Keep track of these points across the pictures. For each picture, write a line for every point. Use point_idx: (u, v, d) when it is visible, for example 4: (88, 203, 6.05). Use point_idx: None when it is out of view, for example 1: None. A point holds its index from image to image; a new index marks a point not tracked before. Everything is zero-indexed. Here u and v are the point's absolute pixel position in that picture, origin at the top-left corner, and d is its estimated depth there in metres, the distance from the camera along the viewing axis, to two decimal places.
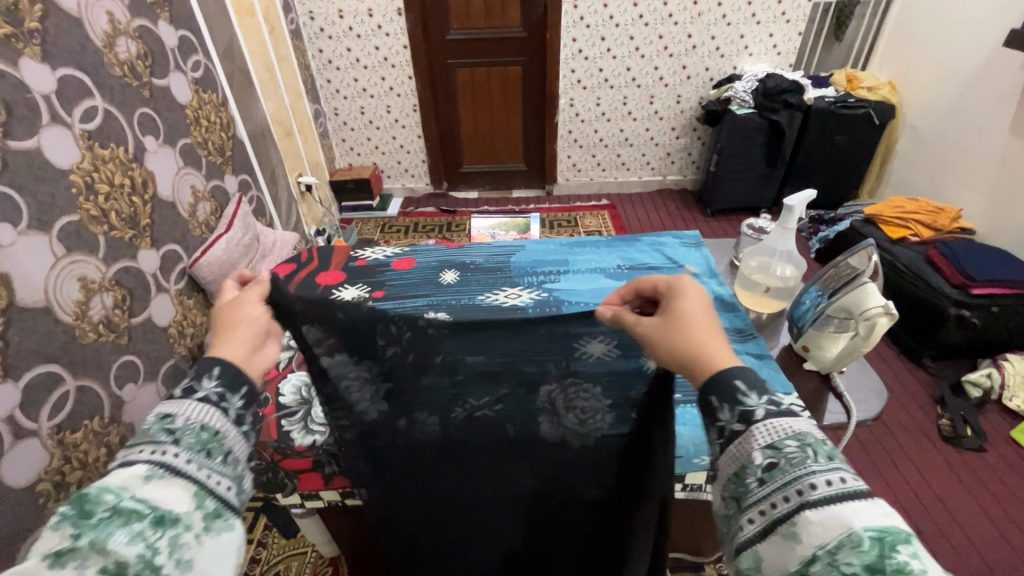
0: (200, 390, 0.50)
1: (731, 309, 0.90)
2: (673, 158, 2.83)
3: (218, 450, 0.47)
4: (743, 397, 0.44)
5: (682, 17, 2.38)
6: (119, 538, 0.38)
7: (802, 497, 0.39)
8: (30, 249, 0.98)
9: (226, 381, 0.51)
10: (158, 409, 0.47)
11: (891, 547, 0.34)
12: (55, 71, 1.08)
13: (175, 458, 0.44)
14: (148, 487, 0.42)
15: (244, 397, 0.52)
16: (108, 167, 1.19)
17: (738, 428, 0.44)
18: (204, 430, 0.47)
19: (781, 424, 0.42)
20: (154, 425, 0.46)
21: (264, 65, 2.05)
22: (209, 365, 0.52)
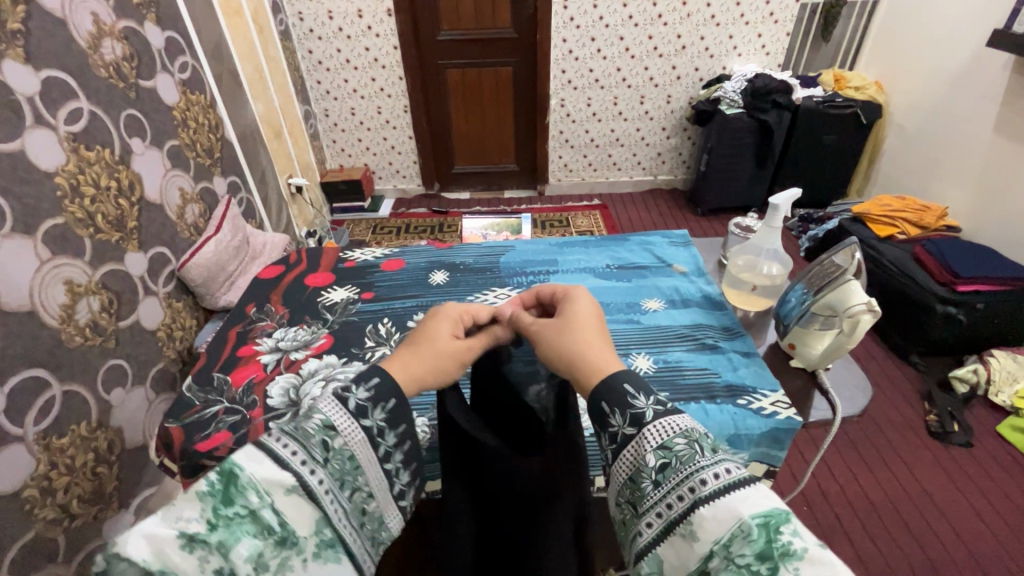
0: (367, 415, 0.45)
1: (719, 308, 0.91)
2: (664, 158, 2.84)
3: (349, 483, 0.43)
4: (632, 400, 0.44)
5: (672, 17, 2.39)
6: (242, 551, 0.34)
7: (695, 493, 0.38)
8: (14, 252, 0.97)
9: (392, 415, 0.46)
10: (326, 410, 0.43)
11: (775, 529, 0.33)
12: (39, 72, 1.07)
13: (314, 477, 0.40)
14: (286, 499, 0.38)
15: (401, 435, 0.47)
16: (94, 169, 1.18)
17: (631, 431, 0.43)
18: (350, 460, 0.43)
19: (670, 424, 0.42)
20: (317, 428, 0.42)
21: (252, 66, 2.04)
22: (369, 373, 0.47)
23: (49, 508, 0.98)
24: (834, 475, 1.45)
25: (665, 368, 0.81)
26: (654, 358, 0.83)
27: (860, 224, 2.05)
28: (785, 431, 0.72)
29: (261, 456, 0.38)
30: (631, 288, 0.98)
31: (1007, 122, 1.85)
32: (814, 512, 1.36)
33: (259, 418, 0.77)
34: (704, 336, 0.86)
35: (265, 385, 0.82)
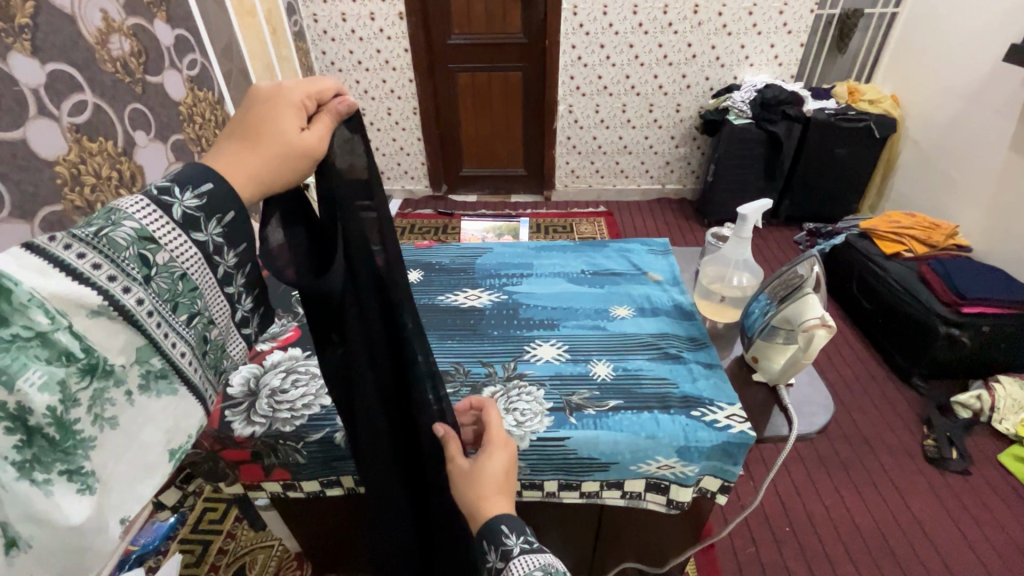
0: (198, 229, 0.44)
1: (687, 318, 0.90)
2: (672, 167, 2.82)
3: (186, 307, 0.44)
4: (505, 538, 0.54)
5: (682, 26, 2.37)
6: (31, 378, 0.35)
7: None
8: (9, 235, 1.02)
9: (229, 232, 0.46)
10: (138, 219, 0.41)
11: None
12: (44, 66, 1.11)
13: (134, 299, 0.40)
14: (89, 322, 0.39)
15: (240, 256, 0.47)
16: (95, 159, 1.23)
17: (500, 565, 0.53)
18: (182, 280, 0.43)
19: (532, 558, 0.52)
20: (129, 239, 0.41)
21: (264, 65, 2.09)
22: (203, 177, 0.45)
23: None
24: (820, 495, 1.41)
25: (623, 375, 0.80)
26: (613, 365, 0.82)
27: (866, 240, 1.99)
28: (736, 445, 0.70)
29: (50, 271, 0.38)
30: (602, 294, 0.97)
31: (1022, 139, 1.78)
32: (794, 531, 1.33)
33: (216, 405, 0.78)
34: (667, 346, 0.85)
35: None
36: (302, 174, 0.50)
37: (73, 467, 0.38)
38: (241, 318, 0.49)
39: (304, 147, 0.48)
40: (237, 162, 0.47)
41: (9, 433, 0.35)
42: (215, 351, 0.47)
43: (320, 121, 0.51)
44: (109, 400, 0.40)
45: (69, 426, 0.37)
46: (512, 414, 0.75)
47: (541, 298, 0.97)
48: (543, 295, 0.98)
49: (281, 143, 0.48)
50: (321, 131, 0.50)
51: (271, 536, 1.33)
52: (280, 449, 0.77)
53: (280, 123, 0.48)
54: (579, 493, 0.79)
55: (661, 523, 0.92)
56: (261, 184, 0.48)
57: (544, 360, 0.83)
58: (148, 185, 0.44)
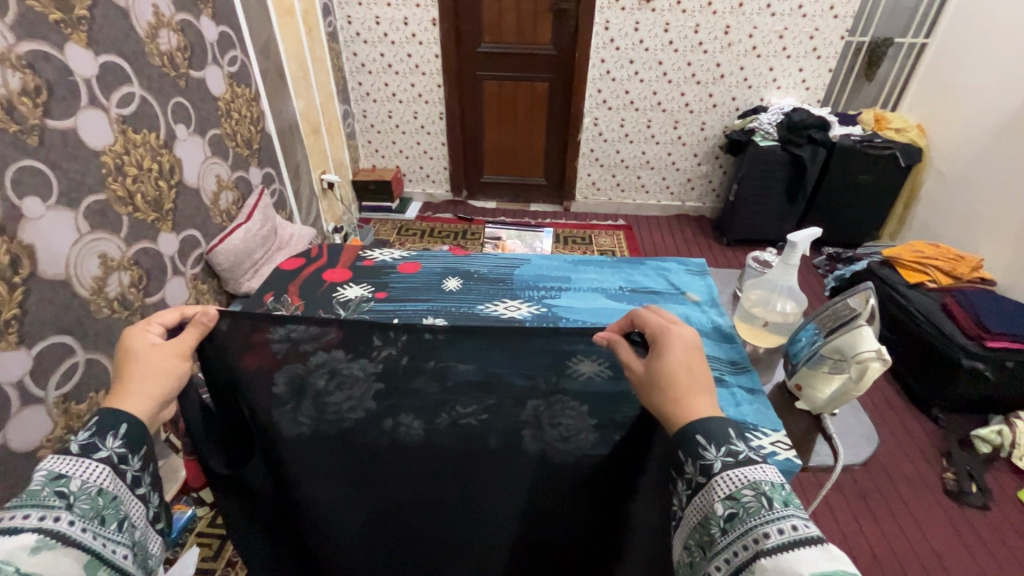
0: (98, 449, 0.51)
1: (727, 340, 0.90)
2: (693, 184, 2.83)
3: (112, 517, 0.50)
4: (703, 451, 0.52)
5: (712, 45, 2.39)
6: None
7: (759, 544, 0.44)
8: (56, 223, 1.03)
9: (128, 440, 0.53)
10: (50, 467, 0.49)
11: None
12: (98, 57, 1.13)
13: (67, 525, 0.46)
14: (33, 558, 0.44)
15: (143, 458, 0.55)
16: (138, 151, 1.24)
17: (702, 480, 0.51)
18: (100, 495, 0.50)
19: (737, 475, 0.49)
20: (42, 484, 0.47)
21: (299, 65, 2.12)
22: (90, 414, 0.53)
23: None
24: (838, 523, 1.41)
25: None
26: None
27: (889, 268, 2.00)
28: (783, 472, 0.70)
29: None
30: None
31: None
32: None
33: None
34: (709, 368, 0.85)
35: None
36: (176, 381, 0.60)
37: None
38: (152, 515, 0.56)
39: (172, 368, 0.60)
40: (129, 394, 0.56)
41: None
42: (142, 553, 0.54)
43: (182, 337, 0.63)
44: None
45: None
46: None
47: (580, 312, 0.98)
48: (582, 309, 0.98)
49: (150, 367, 0.59)
50: (181, 346, 0.62)
51: None
52: None
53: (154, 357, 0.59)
54: None
55: None
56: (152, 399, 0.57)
57: None
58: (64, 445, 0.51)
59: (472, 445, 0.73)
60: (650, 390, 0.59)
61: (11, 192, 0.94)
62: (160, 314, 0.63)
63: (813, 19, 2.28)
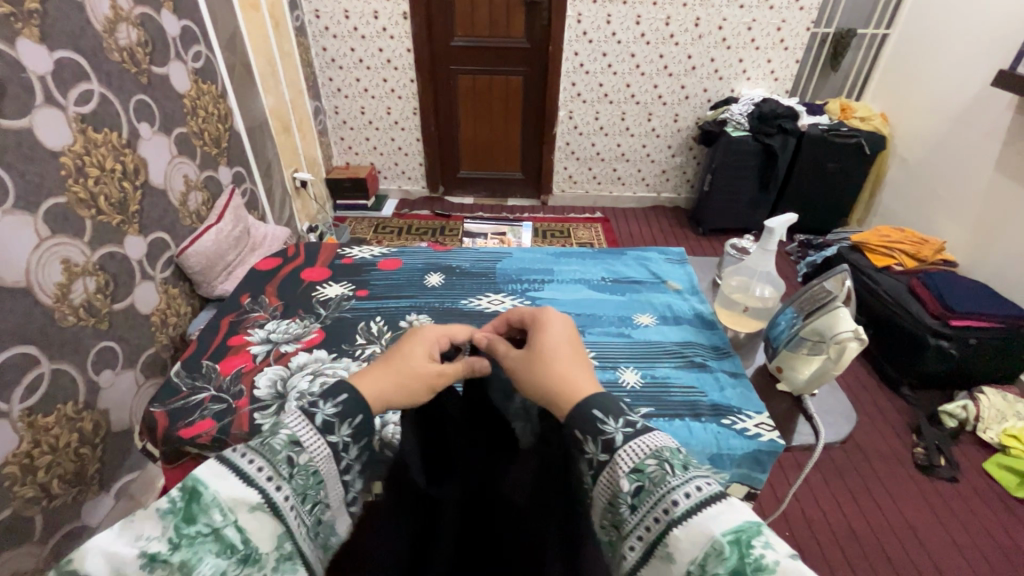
0: (332, 429, 0.49)
1: (709, 327, 0.92)
2: (668, 176, 2.86)
3: (311, 496, 0.46)
4: (602, 425, 0.49)
5: (683, 37, 2.42)
6: (205, 570, 0.37)
7: (669, 513, 0.42)
8: (13, 228, 0.98)
9: (345, 407, 0.50)
10: (291, 426, 0.47)
11: (747, 544, 0.38)
12: (53, 53, 1.08)
13: (278, 493, 0.43)
14: (249, 514, 0.41)
15: (356, 428, 0.51)
16: (100, 151, 1.19)
17: (604, 457, 0.48)
18: (313, 474, 0.46)
19: (644, 445, 0.47)
20: (281, 444, 0.46)
21: (266, 60, 2.06)
22: (337, 389, 0.51)
23: (29, 485, 0.99)
24: (818, 502, 1.45)
25: (652, 383, 0.81)
26: (641, 372, 0.83)
27: (858, 253, 2.06)
28: (767, 453, 0.72)
29: (226, 475, 0.41)
30: (624, 302, 0.99)
31: (1008, 161, 1.86)
32: (795, 537, 1.37)
33: (244, 408, 0.78)
34: (692, 354, 0.87)
35: (253, 374, 0.83)
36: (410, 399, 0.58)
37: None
38: (350, 497, 0.52)
39: (429, 376, 0.59)
40: (377, 382, 0.55)
41: None
42: (327, 532, 0.49)
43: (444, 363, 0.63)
44: None
45: None
46: None
47: (564, 303, 0.98)
48: (566, 301, 0.99)
49: (413, 369, 0.58)
50: (450, 368, 0.61)
51: None
52: None
53: (417, 356, 0.60)
54: None
55: None
56: (391, 397, 0.56)
57: None
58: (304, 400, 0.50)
59: (458, 433, 0.72)
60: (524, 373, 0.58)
61: None
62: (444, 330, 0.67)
63: (779, 11, 2.33)
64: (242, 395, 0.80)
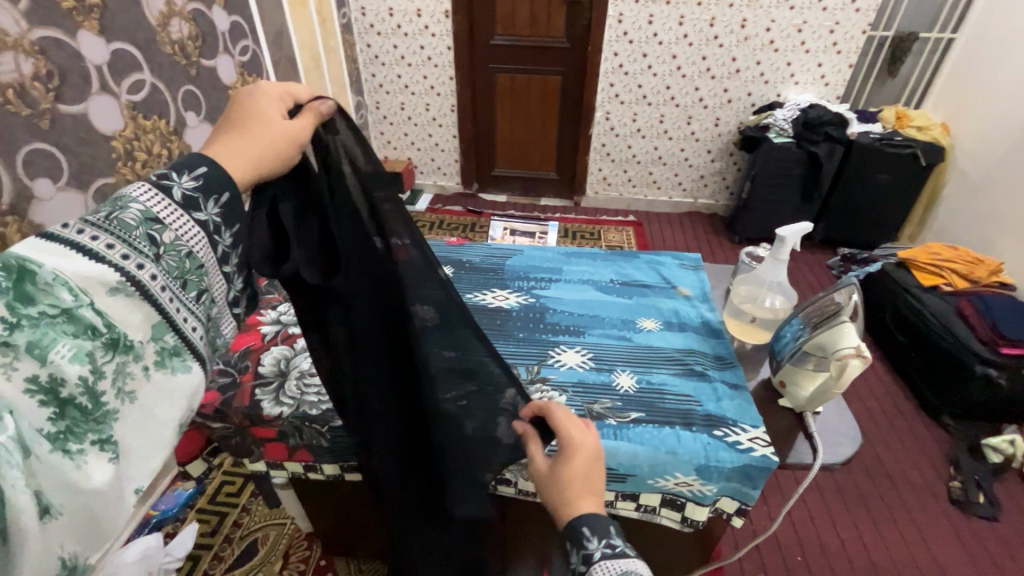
0: (198, 209, 0.49)
1: (715, 336, 0.89)
2: (706, 181, 2.78)
3: (192, 283, 0.48)
4: (586, 541, 0.53)
5: (728, 39, 2.35)
6: (61, 351, 0.39)
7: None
8: (66, 203, 1.11)
9: (205, 182, 0.49)
10: (143, 202, 0.46)
11: None
12: (109, 45, 1.18)
13: (147, 274, 0.45)
14: (109, 298, 0.43)
15: (222, 208, 0.50)
16: (148, 136, 1.30)
17: (582, 569, 0.52)
18: (188, 258, 0.47)
19: (613, 565, 0.51)
20: (137, 220, 0.45)
21: (311, 56, 2.15)
22: (195, 162, 0.49)
23: None
24: (835, 528, 1.38)
25: (646, 389, 0.80)
26: (637, 377, 0.82)
27: (904, 270, 1.94)
28: (759, 468, 0.69)
29: (70, 254, 0.42)
30: (629, 305, 0.97)
31: None
32: (807, 561, 1.30)
33: (247, 382, 0.84)
34: (694, 362, 0.85)
35: (261, 353, 0.89)
36: (285, 161, 0.56)
37: (103, 438, 0.41)
38: (232, 298, 0.54)
39: (292, 135, 0.56)
40: (233, 149, 0.53)
41: (42, 406, 0.38)
42: (214, 329, 0.51)
43: (302, 116, 0.58)
44: (129, 374, 0.43)
45: (98, 396, 0.41)
46: None
47: (568, 303, 0.98)
48: (570, 300, 0.98)
49: (270, 131, 0.55)
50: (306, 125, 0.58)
51: (284, 514, 1.35)
52: (305, 431, 0.82)
53: (268, 114, 0.56)
54: (635, 506, 0.78)
55: (670, 540, 0.89)
56: (260, 166, 0.54)
57: (568, 366, 0.83)
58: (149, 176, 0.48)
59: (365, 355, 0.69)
60: (542, 484, 0.61)
61: (22, 172, 1.01)
62: (289, 86, 0.59)
63: (833, 12, 2.22)
64: (247, 370, 0.87)
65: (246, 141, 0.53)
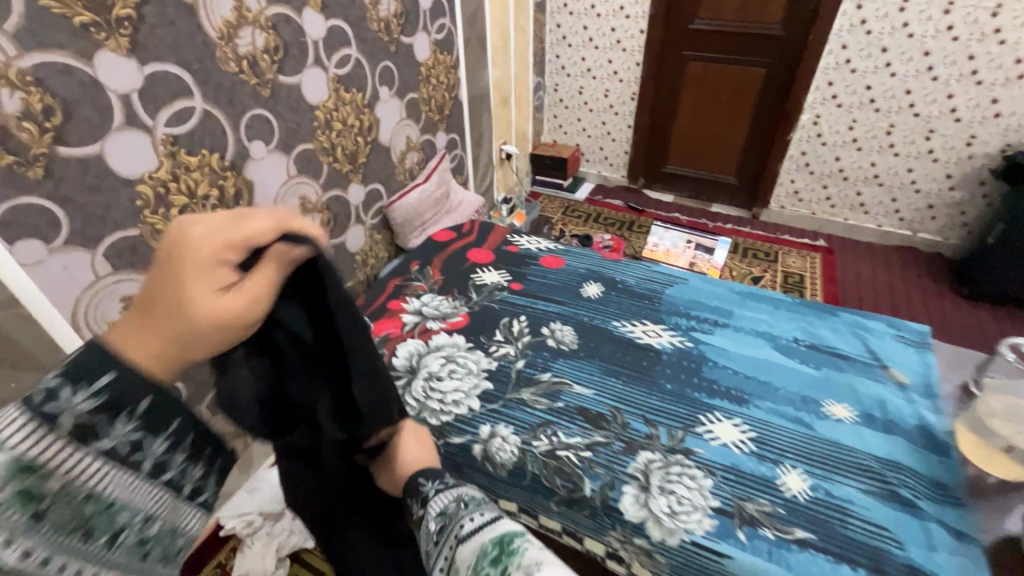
0: (101, 437, 0.40)
1: (941, 452, 0.76)
2: (935, 213, 2.22)
3: (102, 525, 0.40)
4: (422, 487, 0.57)
5: (1016, 35, 1.80)
6: None
7: (460, 533, 0.51)
8: (273, 165, 1.24)
9: (110, 394, 0.40)
10: (12, 446, 0.36)
11: (509, 543, 0.47)
12: (327, 21, 1.28)
13: (35, 547, 0.37)
14: None
15: (136, 417, 0.42)
16: (345, 108, 1.41)
17: (421, 511, 0.56)
18: (91, 500, 0.39)
19: (448, 495, 0.55)
20: (6, 476, 0.35)
21: (502, 34, 2.14)
22: (96, 370, 0.40)
23: None
24: None
25: (829, 505, 0.71)
26: (815, 483, 0.73)
27: None
28: None
29: None
30: (815, 378, 0.87)
31: None
32: None
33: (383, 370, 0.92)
34: (897, 482, 0.73)
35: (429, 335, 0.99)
36: (214, 343, 0.45)
37: None
38: (191, 491, 0.47)
39: (233, 320, 0.44)
40: (146, 343, 0.42)
41: None
42: (166, 543, 0.46)
43: (254, 281, 0.45)
44: None
45: None
46: (668, 496, 0.72)
47: (734, 358, 0.91)
48: (734, 356, 0.92)
49: (191, 328, 0.42)
50: (247, 297, 0.45)
51: None
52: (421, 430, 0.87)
53: (203, 295, 0.42)
54: None
55: None
56: (182, 353, 0.44)
57: (721, 444, 0.77)
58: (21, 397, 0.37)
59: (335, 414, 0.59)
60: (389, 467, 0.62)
61: (244, 134, 1.15)
62: (242, 238, 0.43)
63: None
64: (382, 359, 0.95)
65: (165, 337, 0.43)
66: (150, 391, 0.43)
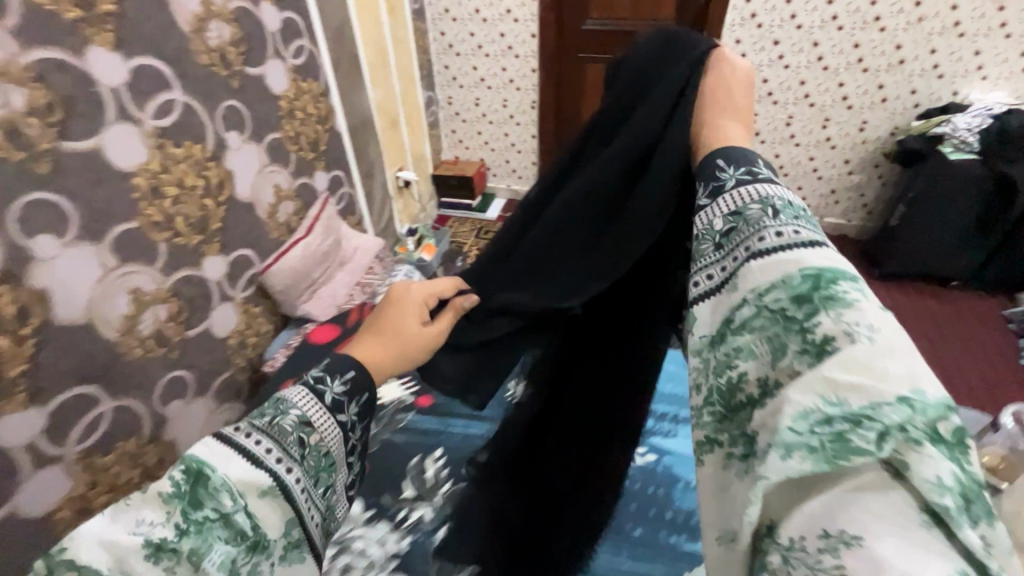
0: (341, 409, 0.52)
1: None
2: (838, 197, 2.26)
3: (325, 480, 0.49)
4: (721, 170, 0.44)
5: (893, 21, 1.83)
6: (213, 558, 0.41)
7: (752, 248, 0.38)
8: (75, 260, 0.90)
9: (352, 385, 0.53)
10: (301, 408, 0.50)
11: (832, 282, 0.34)
12: (128, 60, 0.96)
13: (293, 479, 0.46)
14: (259, 501, 0.44)
15: (361, 405, 0.54)
16: (180, 166, 1.08)
17: (704, 199, 0.44)
18: (325, 457, 0.49)
19: (753, 188, 0.41)
20: (293, 426, 0.48)
21: (377, 50, 1.87)
22: (345, 367, 0.54)
23: None
24: None
25: None
26: None
27: None
28: None
29: (234, 458, 0.45)
30: None
31: None
32: None
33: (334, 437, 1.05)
34: None
35: None
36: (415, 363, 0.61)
37: None
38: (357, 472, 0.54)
39: (425, 341, 0.61)
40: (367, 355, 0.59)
41: None
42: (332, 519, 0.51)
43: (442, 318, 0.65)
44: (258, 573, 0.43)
45: None
46: None
47: None
48: None
49: (412, 341, 0.60)
50: (436, 329, 0.63)
51: None
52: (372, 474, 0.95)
53: (404, 325, 0.61)
54: None
55: None
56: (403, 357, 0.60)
57: None
58: (305, 377, 0.53)
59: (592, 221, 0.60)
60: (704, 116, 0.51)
61: (16, 229, 0.81)
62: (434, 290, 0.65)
63: None
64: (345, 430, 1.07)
65: (388, 347, 0.59)
66: (373, 389, 0.55)
